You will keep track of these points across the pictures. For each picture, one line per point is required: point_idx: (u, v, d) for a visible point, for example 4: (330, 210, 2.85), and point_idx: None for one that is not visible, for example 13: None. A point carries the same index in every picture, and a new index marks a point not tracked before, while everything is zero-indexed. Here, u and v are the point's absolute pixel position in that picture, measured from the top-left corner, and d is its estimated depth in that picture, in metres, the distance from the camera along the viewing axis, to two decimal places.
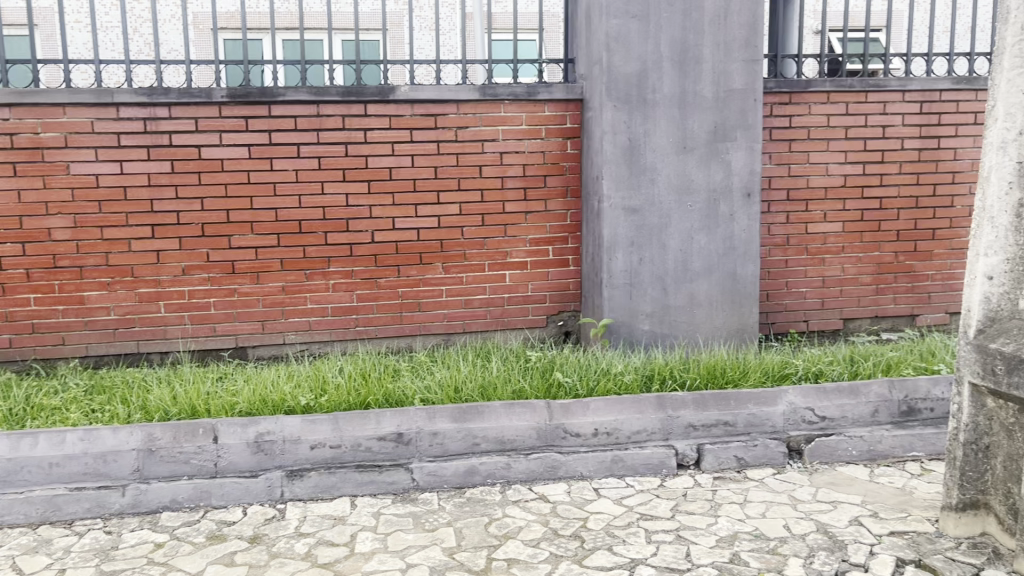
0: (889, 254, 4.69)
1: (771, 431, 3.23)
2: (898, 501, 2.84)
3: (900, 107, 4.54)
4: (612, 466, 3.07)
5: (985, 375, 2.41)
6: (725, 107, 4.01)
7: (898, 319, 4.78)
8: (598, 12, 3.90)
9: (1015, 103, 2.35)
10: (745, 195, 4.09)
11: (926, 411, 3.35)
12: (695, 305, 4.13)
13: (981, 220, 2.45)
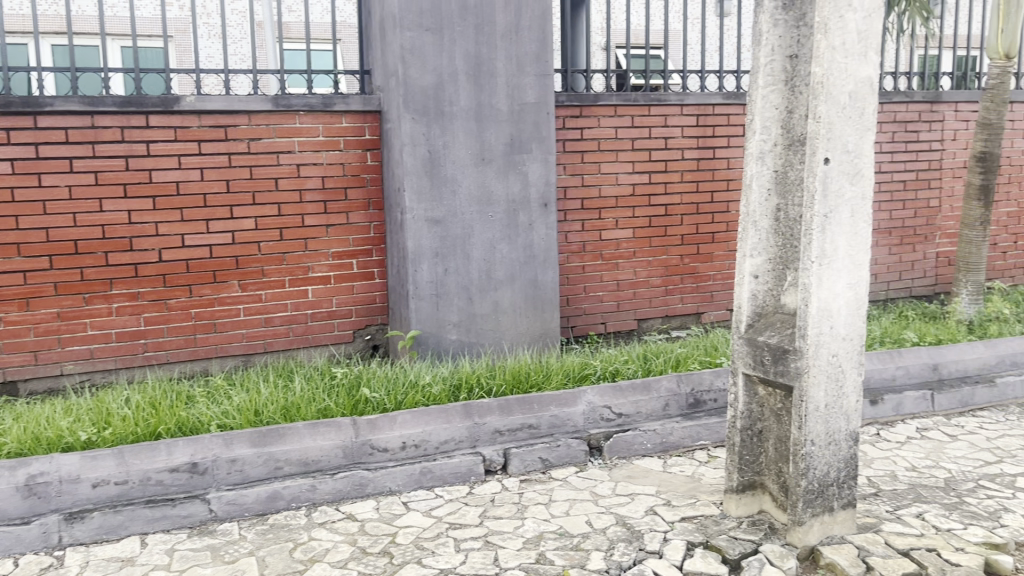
0: (676, 257, 5.02)
1: (573, 430, 3.35)
2: (689, 488, 3.04)
3: (679, 120, 4.87)
4: (420, 478, 3.06)
5: (756, 366, 2.64)
6: (520, 120, 4.14)
7: (685, 318, 5.12)
8: (392, 24, 3.89)
9: (769, 118, 2.61)
10: (542, 205, 4.24)
11: (710, 402, 3.61)
12: (499, 313, 4.22)
13: (746, 224, 2.68)
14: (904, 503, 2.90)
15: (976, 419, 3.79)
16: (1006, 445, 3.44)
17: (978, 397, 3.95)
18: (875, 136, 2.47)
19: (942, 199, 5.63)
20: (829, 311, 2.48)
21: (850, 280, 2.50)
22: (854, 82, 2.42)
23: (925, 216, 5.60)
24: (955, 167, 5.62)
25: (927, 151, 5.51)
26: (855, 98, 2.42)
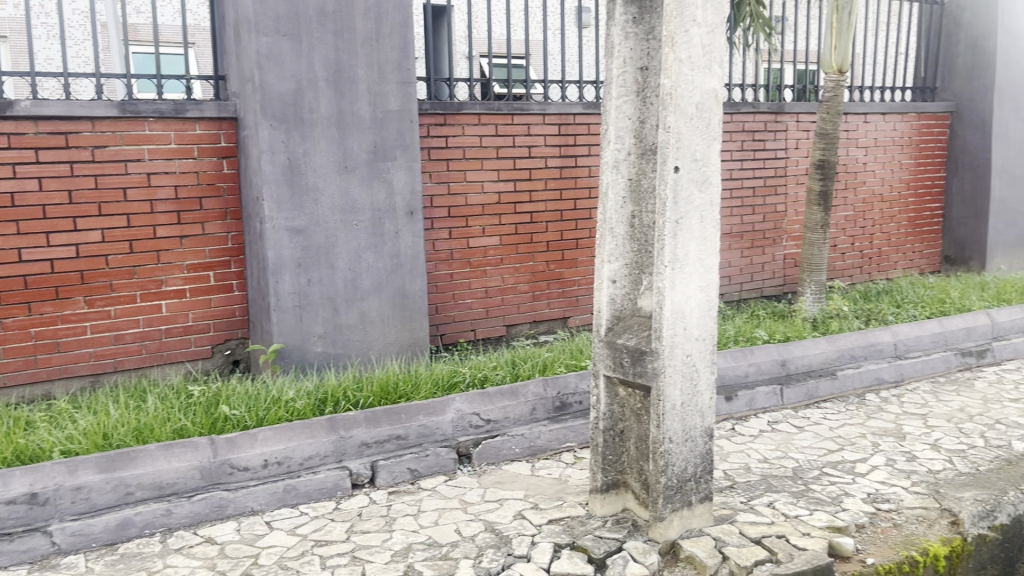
0: (542, 264, 5.10)
1: (441, 439, 3.34)
2: (556, 490, 3.09)
3: (542, 129, 4.96)
4: (284, 496, 2.97)
5: (615, 368, 2.72)
6: (383, 127, 4.10)
7: (552, 322, 5.21)
8: (247, 29, 3.77)
9: (623, 127, 2.70)
10: (408, 213, 4.22)
11: (576, 405, 3.69)
12: (366, 323, 4.16)
13: (603, 231, 2.75)
14: (756, 493, 3.06)
15: (820, 410, 4.04)
16: (847, 433, 3.69)
17: (822, 390, 4.21)
18: (721, 145, 2.59)
19: (787, 204, 5.99)
20: (682, 313, 2.58)
21: (701, 283, 2.61)
22: (700, 93, 2.53)
23: (773, 220, 5.94)
24: (798, 174, 5.99)
25: (773, 159, 5.84)
26: (701, 109, 2.53)
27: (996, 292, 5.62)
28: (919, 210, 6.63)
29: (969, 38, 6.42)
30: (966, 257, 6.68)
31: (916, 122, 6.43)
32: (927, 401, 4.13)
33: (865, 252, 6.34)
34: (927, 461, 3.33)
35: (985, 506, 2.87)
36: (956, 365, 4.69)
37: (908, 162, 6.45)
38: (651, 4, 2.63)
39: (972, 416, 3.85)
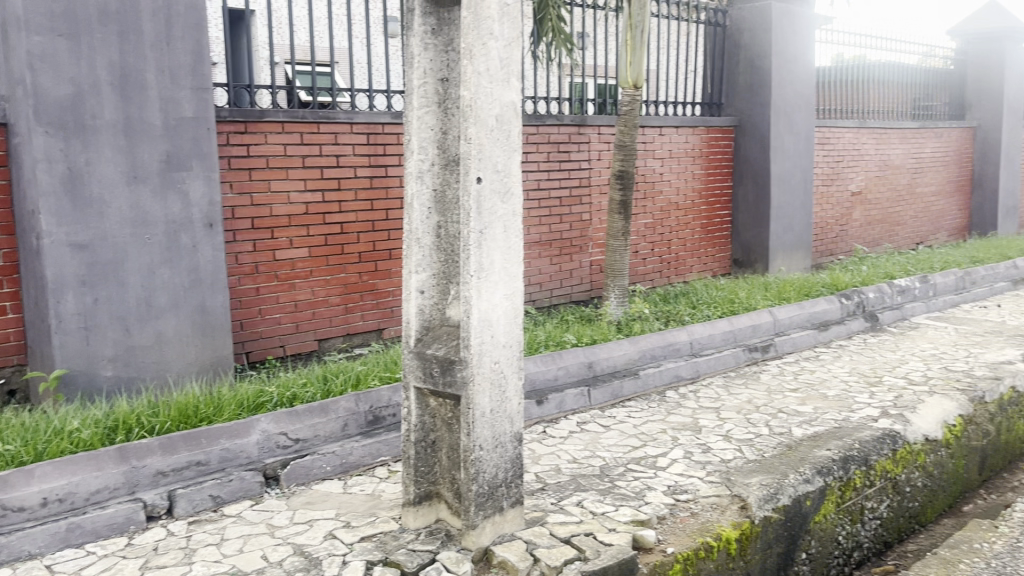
0: (354, 275, 5.01)
1: (246, 462, 3.20)
2: (368, 507, 3.03)
3: (350, 138, 4.87)
4: (68, 536, 2.72)
5: (424, 379, 2.71)
6: (177, 135, 3.87)
7: (366, 335, 5.12)
8: (14, 26, 3.43)
9: (426, 138, 2.69)
10: (207, 226, 4.00)
11: (389, 418, 3.65)
12: (163, 342, 3.90)
13: (410, 241, 2.73)
14: (566, 493, 3.15)
15: (625, 408, 4.23)
16: (649, 429, 3.89)
17: (626, 389, 4.42)
18: (521, 156, 2.65)
19: (592, 213, 6.24)
20: (489, 321, 2.61)
21: (507, 291, 2.66)
22: (499, 106, 2.57)
23: (579, 228, 6.16)
24: (601, 185, 6.26)
25: (577, 169, 6.07)
26: (501, 121, 2.57)
27: (777, 292, 6.13)
28: (710, 217, 7.11)
29: (747, 59, 7.04)
30: (752, 260, 7.25)
31: (705, 136, 6.91)
32: (720, 394, 4.44)
33: (663, 257, 6.73)
34: (719, 452, 3.56)
35: (769, 489, 3.10)
36: (744, 360, 5.06)
37: (699, 172, 6.91)
38: (449, 16, 2.66)
39: (758, 407, 4.17)
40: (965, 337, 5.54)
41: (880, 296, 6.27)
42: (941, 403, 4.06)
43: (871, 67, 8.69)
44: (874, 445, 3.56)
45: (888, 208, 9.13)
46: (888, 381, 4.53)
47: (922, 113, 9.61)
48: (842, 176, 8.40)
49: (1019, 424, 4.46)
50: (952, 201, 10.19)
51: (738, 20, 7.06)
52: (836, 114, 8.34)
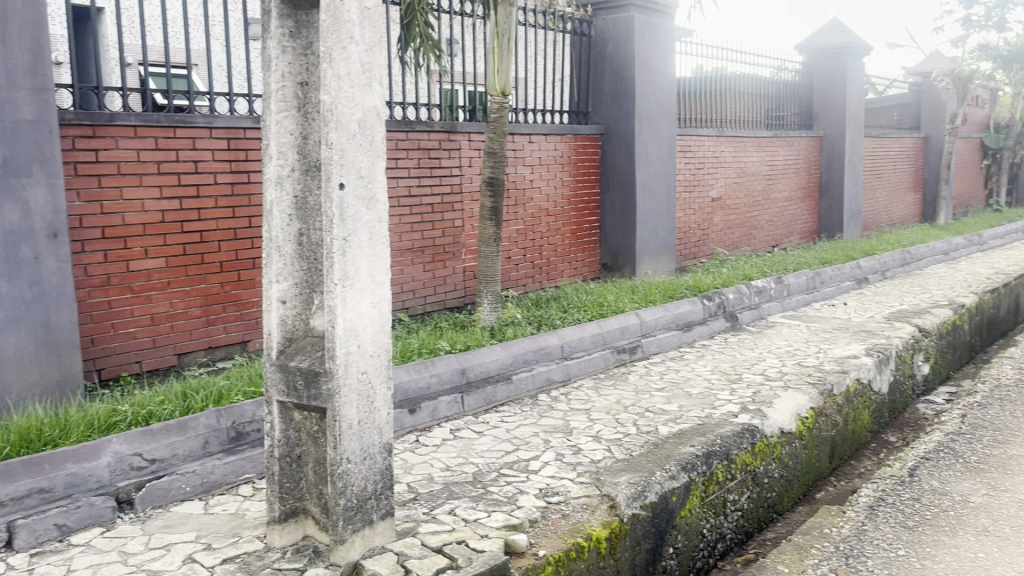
0: (215, 286, 4.81)
1: (96, 486, 3.00)
2: (231, 527, 2.91)
3: (208, 143, 4.68)
4: None
5: (288, 393, 2.63)
6: (14, 139, 3.60)
7: (230, 348, 4.92)
8: None
9: (285, 143, 2.61)
10: (50, 236, 3.74)
11: (253, 433, 3.55)
12: (2, 362, 3.62)
13: (270, 250, 2.63)
14: (438, 502, 3.12)
15: (498, 413, 4.24)
16: (521, 433, 3.91)
17: (499, 394, 4.43)
18: (385, 162, 2.60)
19: (464, 219, 6.23)
20: (355, 331, 2.55)
21: (372, 299, 2.60)
22: (361, 111, 2.52)
23: (451, 235, 6.15)
24: (472, 191, 6.27)
25: (448, 176, 6.06)
26: (363, 126, 2.52)
27: (644, 295, 6.32)
28: (580, 223, 7.25)
29: (612, 68, 7.22)
30: (620, 264, 7.45)
31: (572, 143, 7.04)
32: (590, 396, 4.52)
33: (535, 262, 6.82)
34: (590, 452, 3.62)
35: (637, 487, 3.18)
36: (614, 362, 5.17)
37: (568, 179, 7.04)
38: (308, 19, 2.58)
39: (627, 407, 4.28)
40: (815, 334, 5.88)
41: (739, 297, 6.57)
42: (794, 396, 4.28)
43: (727, 78, 9.12)
44: (734, 440, 3.72)
45: (745, 213, 9.59)
46: (747, 378, 4.75)
47: (774, 123, 10.16)
48: (702, 183, 8.76)
49: (863, 414, 4.78)
50: (803, 206, 10.81)
51: (602, 30, 7.26)
52: (696, 123, 8.70)
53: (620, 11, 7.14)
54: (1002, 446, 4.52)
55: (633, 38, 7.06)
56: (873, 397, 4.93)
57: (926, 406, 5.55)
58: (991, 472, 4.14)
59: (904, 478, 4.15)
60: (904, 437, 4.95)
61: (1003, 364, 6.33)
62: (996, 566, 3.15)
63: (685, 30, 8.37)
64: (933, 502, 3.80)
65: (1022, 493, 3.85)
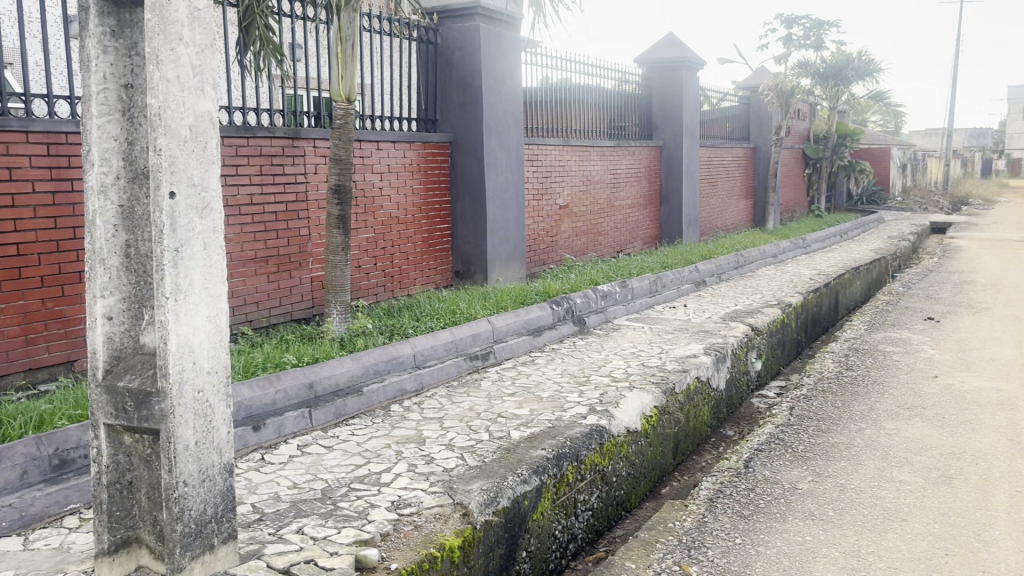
0: (35, 302, 4.45)
1: None
2: (54, 563, 2.69)
3: (25, 148, 4.32)
4: None
5: (117, 415, 2.46)
6: None
7: (54, 368, 4.56)
8: None
9: (108, 149, 2.43)
10: None
11: (79, 460, 3.33)
12: None
13: (92, 263, 2.45)
14: (285, 522, 3.01)
15: (348, 427, 4.13)
16: (373, 446, 3.84)
17: (349, 407, 4.32)
18: (219, 170, 2.49)
19: (310, 228, 6.08)
20: (189, 347, 2.42)
21: (208, 313, 2.48)
22: (193, 116, 2.39)
23: (297, 244, 5.98)
24: (319, 199, 6.12)
25: (293, 183, 5.89)
26: (195, 132, 2.39)
27: (495, 301, 6.38)
28: (430, 230, 7.22)
29: (459, 77, 7.26)
30: (471, 271, 7.48)
31: (421, 150, 7.02)
32: (443, 404, 4.49)
33: (386, 270, 6.74)
34: (443, 461, 3.60)
35: (489, 493, 3.18)
36: (466, 369, 5.14)
37: (418, 187, 7.00)
38: (131, 18, 2.43)
39: (479, 414, 4.29)
40: (658, 335, 6.13)
41: (586, 301, 6.75)
42: (639, 396, 4.44)
43: (572, 88, 9.37)
44: (583, 441, 3.80)
45: (591, 219, 9.88)
46: (595, 380, 4.88)
47: (617, 132, 10.53)
48: (550, 191, 8.95)
49: (702, 411, 5.02)
50: (645, 213, 11.26)
51: (448, 39, 7.29)
52: (543, 132, 8.88)
53: (466, 20, 7.19)
54: (826, 435, 4.87)
55: (479, 47, 7.13)
56: (711, 394, 5.19)
57: (759, 400, 5.90)
58: (817, 460, 4.45)
59: (741, 469, 4.39)
60: (740, 430, 5.24)
61: (826, 358, 6.82)
62: (822, 548, 3.38)
63: (530, 41, 8.53)
64: (766, 491, 4.04)
65: (843, 477, 4.16)
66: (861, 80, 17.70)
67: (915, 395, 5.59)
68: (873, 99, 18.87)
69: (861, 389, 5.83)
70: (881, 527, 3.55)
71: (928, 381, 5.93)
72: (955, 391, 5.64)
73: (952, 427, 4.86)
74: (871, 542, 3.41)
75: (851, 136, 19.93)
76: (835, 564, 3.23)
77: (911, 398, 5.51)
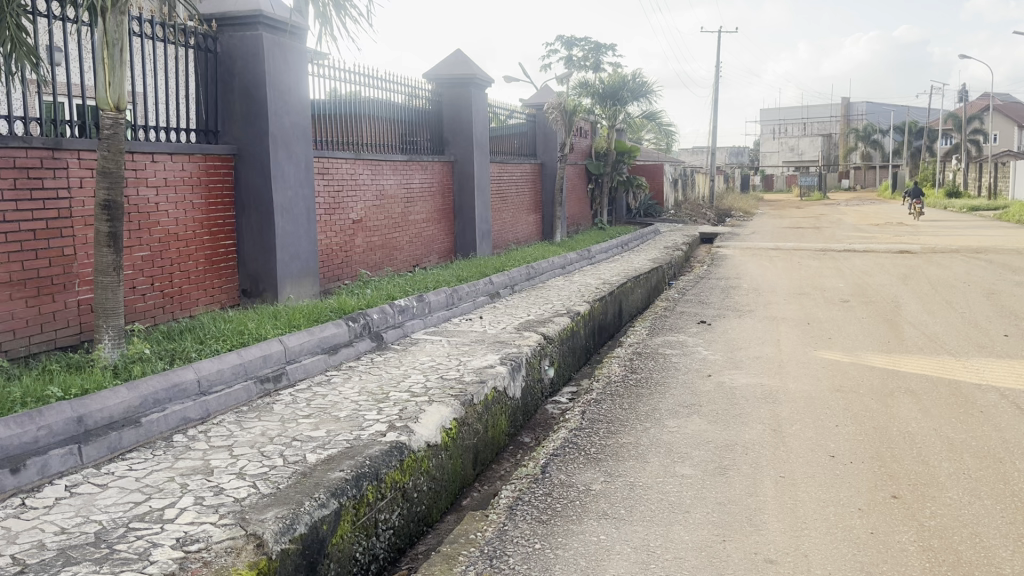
0: None
1: None
2: None
3: None
4: None
5: None
6: None
7: None
8: None
9: None
10: None
11: None
12: None
13: None
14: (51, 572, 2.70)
15: (124, 462, 3.79)
16: (154, 480, 3.56)
17: (126, 441, 3.97)
18: None
19: (76, 246, 5.56)
20: None
21: None
22: None
23: (60, 264, 5.45)
24: (85, 216, 5.61)
25: (54, 199, 5.37)
26: None
27: (287, 320, 6.15)
28: (214, 247, 6.84)
29: (243, 87, 6.96)
30: (260, 289, 7.16)
31: (202, 163, 6.64)
32: (232, 431, 4.25)
33: (165, 291, 6.29)
34: (233, 491, 3.39)
35: (285, 521, 3.04)
36: (257, 393, 4.90)
37: (199, 201, 6.61)
38: None
39: (272, 439, 4.10)
40: (455, 348, 6.17)
41: (383, 317, 6.67)
42: (438, 410, 4.44)
43: (361, 102, 9.26)
44: (382, 459, 3.74)
45: (384, 235, 9.80)
46: (393, 396, 4.82)
47: (408, 147, 10.52)
48: (341, 206, 8.79)
49: (499, 420, 5.10)
50: (439, 227, 11.34)
51: (230, 47, 6.97)
52: (332, 146, 8.70)
53: (249, 29, 6.91)
54: (615, 436, 5.12)
55: (263, 57, 6.88)
56: (508, 403, 5.30)
57: (553, 406, 6.09)
58: (608, 461, 4.66)
59: (537, 476, 4.50)
60: (536, 437, 5.38)
61: (613, 363, 7.18)
62: (616, 545, 3.53)
63: (317, 53, 8.34)
64: (562, 495, 4.17)
65: (632, 475, 4.39)
66: (636, 100, 18.90)
67: (693, 394, 6.02)
68: (647, 119, 20.21)
69: (645, 390, 6.19)
70: (667, 520, 3.77)
71: (703, 380, 6.41)
72: (726, 387, 6.13)
73: (725, 422, 5.27)
74: (659, 535, 3.61)
75: (628, 154, 21.25)
76: (628, 559, 3.39)
77: (689, 396, 5.92)
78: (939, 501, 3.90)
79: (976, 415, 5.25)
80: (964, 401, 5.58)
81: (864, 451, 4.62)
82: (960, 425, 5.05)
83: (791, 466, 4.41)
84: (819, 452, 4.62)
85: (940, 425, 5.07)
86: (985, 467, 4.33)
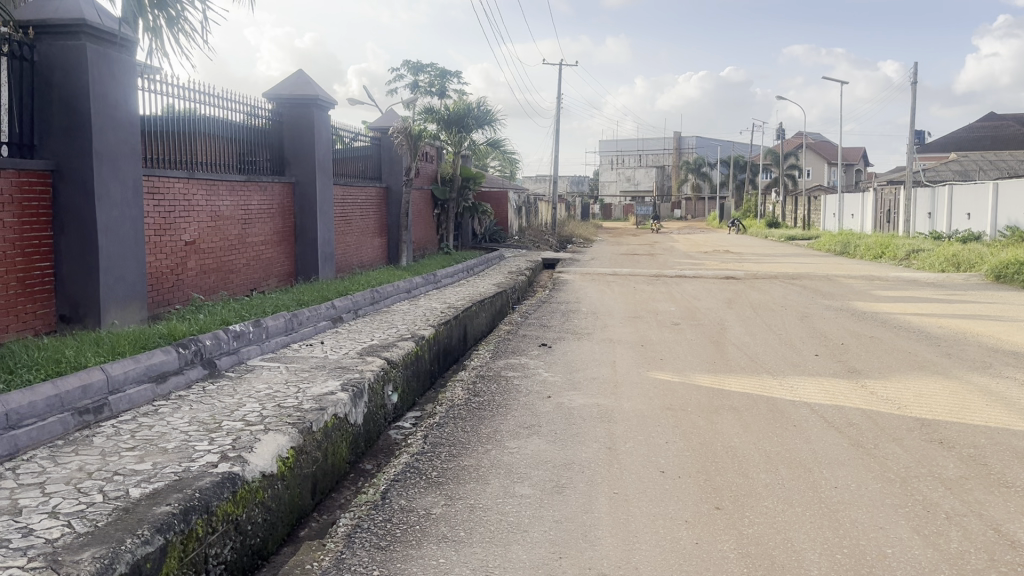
0: None
1: None
2: None
3: None
4: None
5: None
6: None
7: None
8: None
9: None
10: None
11: None
12: None
13: None
14: None
15: None
16: None
17: None
18: None
19: None
20: None
21: None
22: None
23: None
24: None
25: None
26: None
27: (111, 348, 5.78)
28: (27, 270, 6.33)
29: (62, 99, 6.55)
30: (81, 314, 6.68)
31: (15, 180, 6.17)
32: (45, 466, 3.95)
33: None
34: (44, 532, 3.13)
35: (103, 561, 2.85)
36: (74, 425, 4.57)
37: (10, 221, 6.12)
38: None
39: (90, 474, 3.83)
40: (293, 374, 6.01)
41: (216, 343, 6.39)
42: (273, 438, 4.30)
43: (195, 120, 8.89)
44: (212, 491, 3.57)
45: (219, 257, 9.41)
46: (226, 426, 4.63)
47: (246, 167, 10.16)
48: (172, 227, 8.38)
49: (340, 447, 5.01)
50: (278, 250, 11.03)
51: (48, 57, 6.55)
52: (163, 164, 8.30)
53: (69, 38, 6.53)
54: (457, 459, 5.14)
55: (87, 69, 6.51)
56: (348, 430, 5.21)
57: (395, 431, 6.04)
58: (448, 484, 4.68)
59: (378, 502, 4.45)
60: (378, 463, 5.31)
61: (456, 387, 7.21)
62: (454, 568, 3.55)
63: (148, 66, 7.95)
64: (402, 520, 4.14)
65: (471, 498, 4.43)
66: (479, 128, 19.13)
67: (533, 415, 6.15)
68: (491, 147, 20.50)
69: (487, 413, 6.27)
70: (505, 540, 3.83)
71: (544, 401, 6.56)
72: (565, 408, 6.31)
73: (563, 441, 5.43)
74: (496, 555, 3.65)
75: (473, 180, 21.50)
76: None
77: (529, 418, 6.05)
78: (756, 510, 4.17)
79: (789, 429, 5.67)
80: (781, 416, 6.02)
81: (690, 466, 4.88)
82: (775, 439, 5.44)
83: (625, 483, 4.59)
84: (650, 469, 4.84)
85: (757, 439, 5.43)
86: (796, 476, 4.69)
